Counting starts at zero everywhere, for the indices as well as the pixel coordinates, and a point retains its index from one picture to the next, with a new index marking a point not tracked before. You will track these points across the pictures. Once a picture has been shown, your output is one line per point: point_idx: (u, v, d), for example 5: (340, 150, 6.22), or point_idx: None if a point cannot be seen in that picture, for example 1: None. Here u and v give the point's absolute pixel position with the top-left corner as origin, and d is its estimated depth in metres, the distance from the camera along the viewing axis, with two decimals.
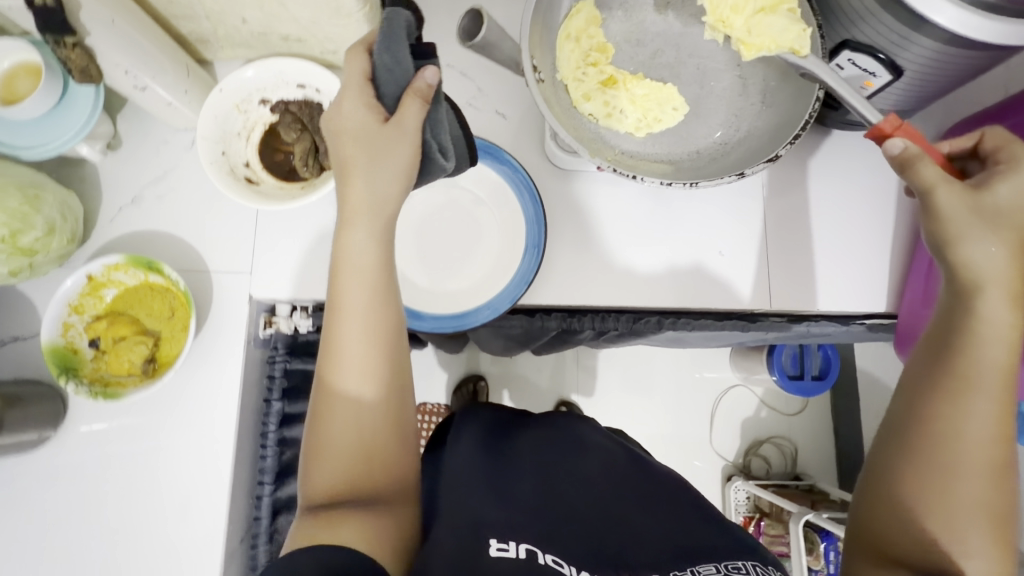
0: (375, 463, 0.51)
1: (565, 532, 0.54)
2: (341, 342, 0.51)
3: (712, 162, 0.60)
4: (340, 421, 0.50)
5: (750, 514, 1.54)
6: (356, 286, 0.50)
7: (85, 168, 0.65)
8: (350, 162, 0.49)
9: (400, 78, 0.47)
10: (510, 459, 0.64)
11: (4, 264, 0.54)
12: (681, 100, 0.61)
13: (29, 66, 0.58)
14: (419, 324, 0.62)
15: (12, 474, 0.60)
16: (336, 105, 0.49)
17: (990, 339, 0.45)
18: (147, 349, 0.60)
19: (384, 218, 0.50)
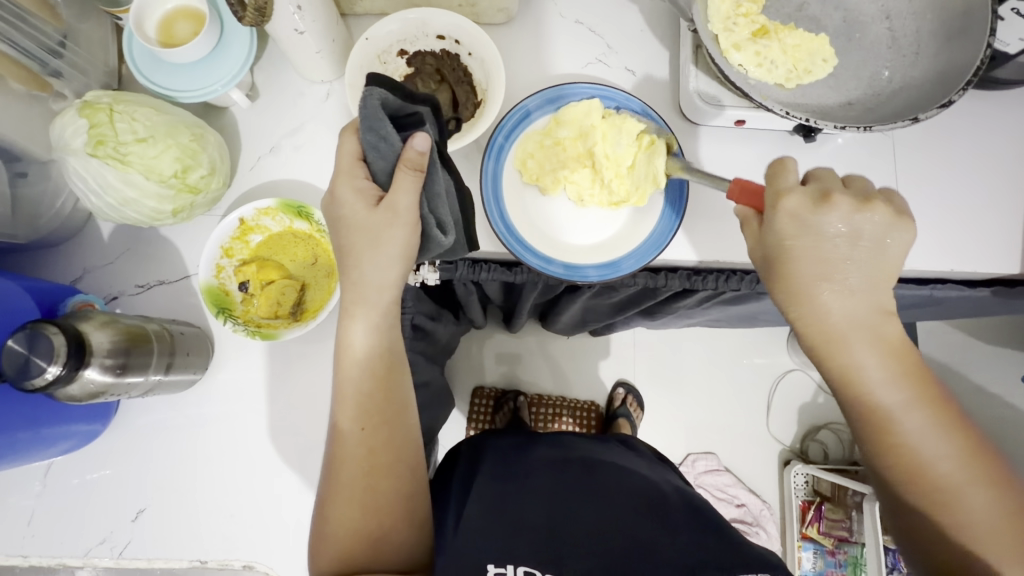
0: (384, 526, 0.56)
1: (564, 551, 0.59)
2: (342, 428, 0.58)
3: (869, 112, 0.60)
4: (345, 495, 0.56)
5: (810, 499, 1.52)
6: (357, 377, 0.57)
7: (226, 117, 0.66)
8: (351, 249, 0.56)
9: (388, 154, 0.51)
10: (521, 474, 0.67)
11: (172, 201, 0.55)
12: (831, 52, 0.61)
13: (188, 10, 0.58)
14: (620, 270, 0.62)
15: (158, 416, 0.61)
16: (332, 195, 0.56)
17: (877, 379, 0.49)
18: (295, 293, 0.61)
19: (382, 305, 0.57)
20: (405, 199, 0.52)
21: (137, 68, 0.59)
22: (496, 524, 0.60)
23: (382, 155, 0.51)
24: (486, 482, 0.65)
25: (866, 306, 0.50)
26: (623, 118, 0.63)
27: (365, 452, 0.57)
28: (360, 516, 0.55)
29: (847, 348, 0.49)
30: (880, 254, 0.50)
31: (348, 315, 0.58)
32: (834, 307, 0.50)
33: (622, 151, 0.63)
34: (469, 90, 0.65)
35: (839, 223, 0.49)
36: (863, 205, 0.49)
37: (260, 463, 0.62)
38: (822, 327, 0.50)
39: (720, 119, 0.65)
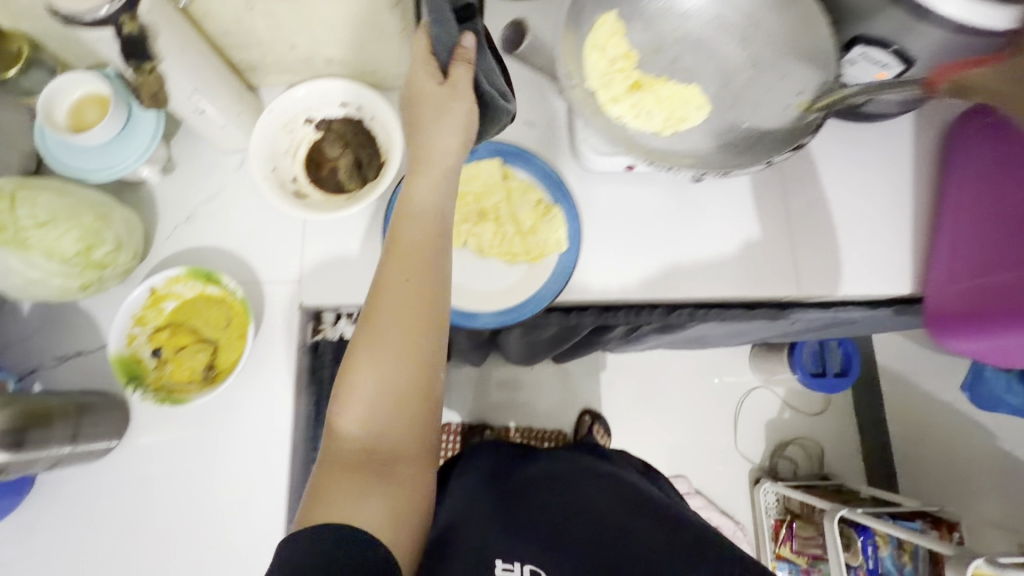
0: (397, 436, 0.54)
1: (561, 538, 0.66)
2: (377, 311, 0.55)
3: (741, 154, 0.62)
4: (373, 369, 0.53)
5: (781, 517, 1.52)
6: (412, 228, 0.56)
7: (142, 190, 0.69)
8: (417, 126, 0.57)
9: (444, 42, 0.53)
10: (511, 490, 0.76)
11: (78, 278, 0.57)
12: (703, 99, 0.65)
13: (96, 96, 0.62)
14: (476, 320, 0.66)
15: (77, 485, 0.63)
16: (409, 79, 0.57)
17: None
18: (207, 356, 0.63)
19: (438, 188, 0.57)
20: (465, 82, 0.55)
21: (49, 151, 0.62)
22: (495, 526, 0.69)
23: (442, 42, 0.53)
24: (480, 492, 0.76)
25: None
26: (524, 183, 0.69)
27: (399, 355, 0.54)
28: (373, 418, 0.54)
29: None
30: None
31: (413, 167, 0.57)
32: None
33: (523, 212, 0.68)
34: (373, 152, 0.69)
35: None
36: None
37: (179, 524, 0.63)
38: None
39: (611, 165, 0.69)
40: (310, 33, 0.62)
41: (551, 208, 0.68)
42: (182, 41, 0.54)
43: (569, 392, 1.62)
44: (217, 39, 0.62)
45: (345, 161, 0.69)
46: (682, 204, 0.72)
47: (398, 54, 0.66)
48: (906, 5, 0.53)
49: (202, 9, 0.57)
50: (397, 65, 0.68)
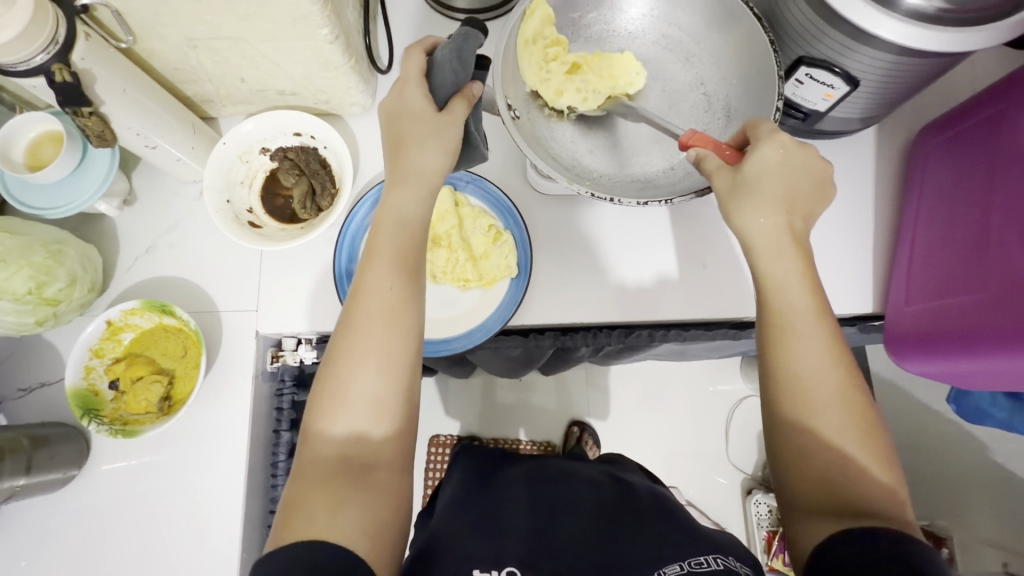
0: (378, 450, 0.51)
1: (544, 544, 0.63)
2: (358, 318, 0.52)
3: (687, 177, 0.62)
4: (356, 379, 0.51)
5: (774, 529, 1.49)
6: (393, 237, 0.54)
7: (104, 223, 0.71)
8: (402, 137, 0.54)
9: (453, 79, 0.53)
10: (493, 495, 0.73)
11: (31, 315, 0.59)
12: (640, 64, 0.65)
13: (52, 134, 0.64)
14: None
15: (40, 514, 0.64)
16: (398, 92, 0.55)
17: (793, 303, 0.51)
18: (162, 387, 0.64)
19: (427, 191, 0.55)
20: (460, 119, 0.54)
21: (6, 185, 0.63)
22: (475, 529, 0.66)
23: (453, 77, 0.52)
24: (460, 498, 0.73)
25: (792, 248, 0.52)
26: (476, 210, 0.69)
27: (384, 366, 0.51)
28: (353, 428, 0.51)
29: (762, 267, 0.52)
30: (793, 169, 0.52)
31: (393, 173, 0.55)
32: (754, 229, 0.52)
33: (475, 238, 0.68)
34: (327, 180, 0.70)
35: (764, 214, 0.51)
36: (790, 146, 0.52)
37: (138, 553, 0.64)
38: (776, 290, 0.52)
39: (562, 188, 0.69)
40: (256, 67, 0.63)
41: (501, 236, 0.68)
42: (124, 82, 0.55)
43: (558, 405, 1.62)
44: (167, 75, 0.64)
45: (299, 190, 0.70)
46: (636, 225, 0.72)
47: (347, 84, 0.67)
48: (844, 24, 0.53)
49: (146, 49, 0.59)
50: (347, 94, 0.69)
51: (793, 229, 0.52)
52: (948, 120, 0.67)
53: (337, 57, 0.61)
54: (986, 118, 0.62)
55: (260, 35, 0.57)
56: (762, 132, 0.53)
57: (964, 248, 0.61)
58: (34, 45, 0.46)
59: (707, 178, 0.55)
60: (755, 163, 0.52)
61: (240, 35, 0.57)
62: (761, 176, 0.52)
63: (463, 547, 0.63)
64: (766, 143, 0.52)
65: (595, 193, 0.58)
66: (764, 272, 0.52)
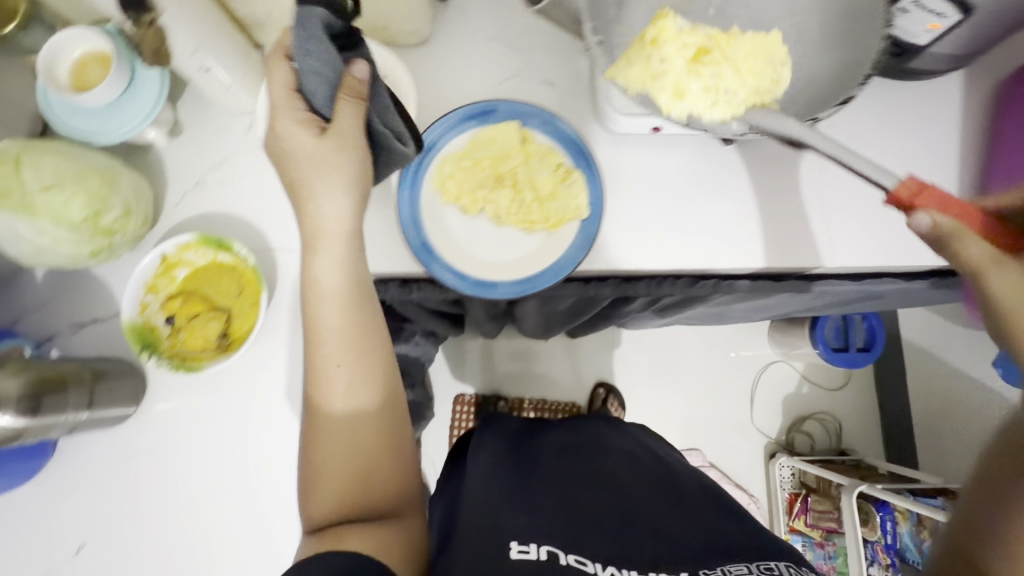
0: (367, 486, 0.56)
1: (586, 526, 0.61)
2: (322, 373, 0.57)
3: (774, 113, 0.58)
4: (331, 438, 0.56)
5: (797, 491, 1.51)
6: (329, 310, 0.56)
7: (151, 155, 0.67)
8: (299, 182, 0.55)
9: (327, 80, 0.50)
10: (528, 464, 0.71)
11: (87, 245, 0.56)
12: (784, 53, 0.57)
13: (97, 54, 0.60)
14: (491, 292, 0.63)
15: (95, 452, 0.63)
16: (271, 131, 0.54)
17: None
18: (220, 325, 0.62)
19: (344, 241, 0.56)
20: (349, 122, 0.53)
21: (54, 113, 0.60)
22: (510, 499, 0.63)
23: (320, 81, 0.50)
24: (493, 465, 0.70)
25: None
26: (545, 147, 0.65)
27: (353, 416, 0.57)
28: (345, 473, 0.56)
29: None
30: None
31: (308, 230, 0.56)
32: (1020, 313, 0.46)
33: (543, 178, 0.65)
34: None
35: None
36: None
37: (196, 494, 0.63)
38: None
39: (636, 128, 0.65)
40: None
41: (572, 175, 0.64)
42: None
43: (584, 366, 1.61)
44: None
45: None
46: (707, 170, 0.68)
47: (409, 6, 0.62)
48: None
49: None
50: (407, 20, 0.64)
51: None
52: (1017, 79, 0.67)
53: None
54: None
55: None
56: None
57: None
58: None
59: (948, 253, 0.49)
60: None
61: None
62: None
63: (500, 521, 0.60)
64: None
65: (693, 126, 0.58)
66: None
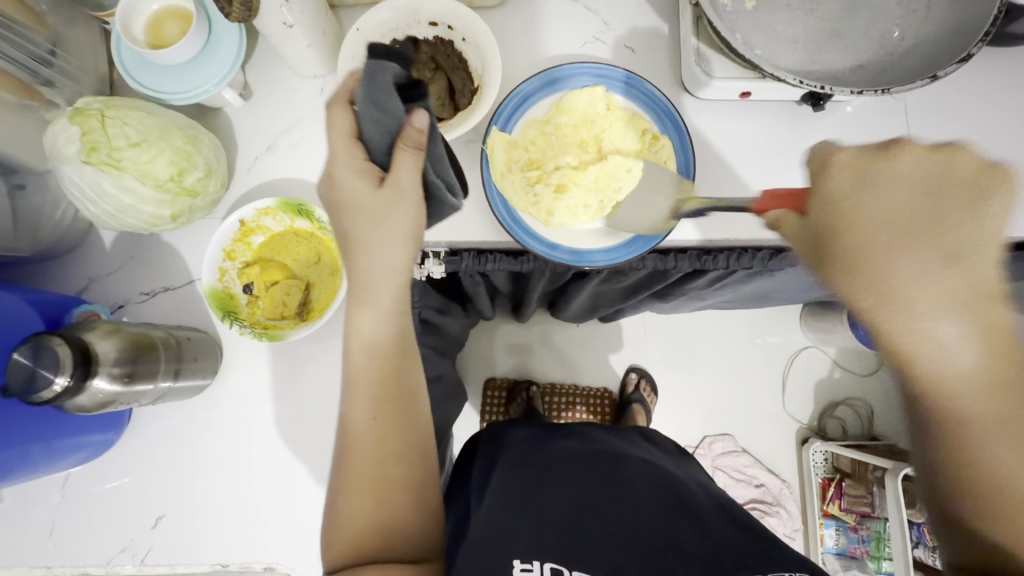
0: (387, 531, 0.51)
1: (592, 542, 0.58)
2: (352, 418, 0.53)
3: (884, 73, 0.57)
4: (354, 484, 0.52)
5: (830, 476, 1.50)
6: (365, 364, 0.53)
7: (221, 118, 0.65)
8: (351, 235, 0.52)
9: (386, 129, 0.46)
10: (544, 468, 0.68)
11: (170, 206, 0.54)
12: (603, 93, 0.63)
13: (174, 11, 0.57)
14: (631, 252, 0.62)
15: (169, 424, 0.61)
16: (329, 178, 0.51)
17: (973, 380, 0.42)
18: (299, 293, 0.60)
19: (391, 293, 0.53)
20: (409, 178, 0.49)
21: (127, 70, 0.58)
22: (519, 515, 0.60)
23: (380, 124, 0.46)
24: (503, 472, 0.67)
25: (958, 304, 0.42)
26: (628, 112, 0.63)
27: (378, 454, 0.53)
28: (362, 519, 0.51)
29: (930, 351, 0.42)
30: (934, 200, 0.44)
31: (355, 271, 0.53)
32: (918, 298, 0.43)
33: (628, 145, 0.63)
34: (465, 77, 0.64)
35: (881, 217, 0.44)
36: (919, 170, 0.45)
37: (274, 467, 0.62)
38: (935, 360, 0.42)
39: (724, 93, 0.63)
40: None
41: (659, 138, 0.62)
42: None
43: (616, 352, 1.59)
44: None
45: (437, 86, 0.64)
46: (793, 139, 0.66)
47: None
48: None
49: None
50: None
51: (965, 276, 0.42)
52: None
53: None
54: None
55: None
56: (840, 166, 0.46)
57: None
58: None
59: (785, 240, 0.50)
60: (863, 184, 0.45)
61: None
62: (860, 209, 0.45)
63: (501, 535, 0.58)
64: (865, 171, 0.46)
65: (805, 82, 0.56)
66: (928, 343, 0.42)
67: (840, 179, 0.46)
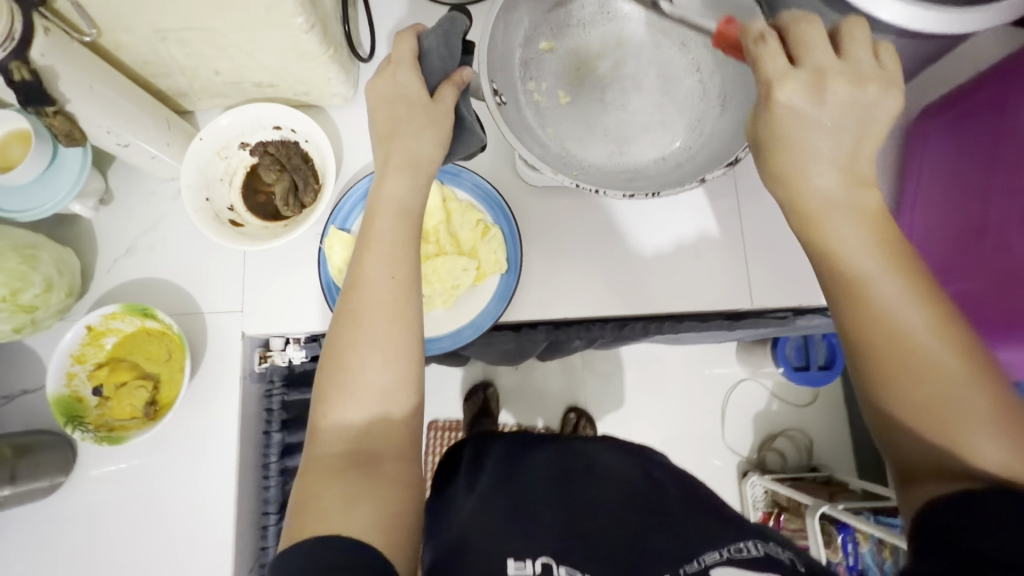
0: (384, 430, 0.49)
1: (584, 530, 0.52)
2: (360, 290, 0.51)
3: (678, 167, 0.59)
4: (364, 371, 0.49)
5: (770, 510, 1.45)
6: (392, 235, 0.53)
7: (81, 224, 0.69)
8: (391, 127, 0.53)
9: (446, 67, 0.53)
10: (525, 472, 0.61)
11: (8, 322, 0.57)
12: (440, 189, 0.67)
13: (20, 132, 0.61)
14: (459, 338, 0.65)
15: (27, 525, 0.64)
16: (388, 74, 0.53)
17: (875, 272, 0.41)
18: (148, 392, 0.63)
19: (422, 168, 0.53)
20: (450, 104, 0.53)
21: None
22: (507, 521, 0.53)
23: (441, 60, 0.53)
24: (488, 481, 0.60)
25: (856, 171, 0.42)
26: (464, 204, 0.67)
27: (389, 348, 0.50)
28: (359, 423, 0.49)
29: (829, 225, 0.42)
30: (870, 112, 0.42)
31: (384, 171, 0.53)
32: (824, 187, 0.42)
33: (463, 235, 0.67)
34: (309, 175, 0.68)
35: (838, 129, 0.41)
36: (860, 84, 0.41)
37: (128, 560, 0.64)
38: (843, 258, 0.42)
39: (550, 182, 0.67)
40: (231, 59, 0.60)
41: (493, 229, 0.66)
42: (90, 79, 0.53)
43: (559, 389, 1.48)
44: (137, 70, 0.61)
45: (281, 186, 0.68)
46: (626, 215, 0.70)
47: (326, 75, 0.64)
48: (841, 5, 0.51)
49: (112, 41, 0.55)
50: (328, 85, 0.66)
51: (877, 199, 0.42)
52: (952, 97, 0.63)
53: (315, 47, 0.58)
54: (1003, 89, 0.58)
55: (231, 24, 0.54)
56: (808, 64, 0.41)
57: (970, 231, 0.61)
58: None
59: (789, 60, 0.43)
60: (828, 107, 0.41)
61: (211, 24, 0.54)
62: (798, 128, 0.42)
63: (489, 543, 0.51)
64: (873, 87, 0.41)
65: (583, 185, 0.56)
66: (836, 234, 0.42)
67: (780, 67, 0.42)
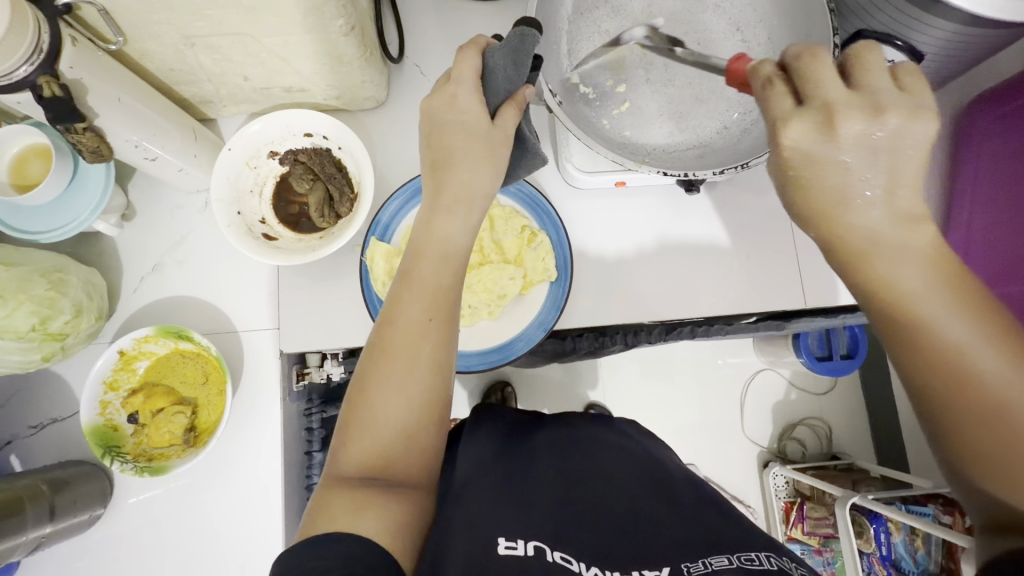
0: (407, 452, 0.45)
1: (583, 522, 0.48)
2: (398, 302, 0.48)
3: (746, 135, 0.56)
4: (392, 386, 0.46)
5: (792, 500, 1.20)
6: (432, 255, 0.50)
7: (103, 241, 0.65)
8: (447, 151, 0.50)
9: (510, 82, 0.48)
10: (523, 453, 0.56)
11: (37, 351, 0.54)
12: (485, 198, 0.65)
13: (39, 148, 0.57)
14: (512, 348, 0.63)
15: (64, 558, 0.61)
16: (450, 96, 0.49)
17: (937, 311, 0.33)
18: (186, 418, 0.60)
19: (473, 199, 0.50)
20: (511, 128, 0.49)
21: None
22: (496, 503, 0.49)
23: (507, 80, 0.48)
24: (483, 454, 0.55)
25: (904, 207, 0.34)
26: (508, 210, 0.65)
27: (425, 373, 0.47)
28: (383, 440, 0.45)
29: (874, 264, 0.34)
30: (898, 145, 0.33)
31: (434, 207, 0.50)
32: (872, 226, 0.34)
33: (509, 242, 0.65)
34: (344, 184, 0.65)
35: (866, 167, 0.33)
36: (877, 115, 0.33)
37: None
38: (898, 300, 0.34)
39: (600, 182, 0.64)
40: (261, 64, 0.56)
41: (541, 235, 0.64)
42: (118, 92, 0.49)
43: (561, 378, 1.21)
44: (161, 77, 0.57)
45: (315, 197, 0.65)
46: (672, 215, 0.67)
47: (360, 78, 0.61)
48: None
49: (138, 49, 0.52)
50: (361, 88, 0.62)
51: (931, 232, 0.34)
52: (999, 94, 0.58)
53: (352, 50, 0.55)
54: None
55: (266, 29, 0.50)
56: (816, 100, 0.33)
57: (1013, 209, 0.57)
58: (15, 55, 0.40)
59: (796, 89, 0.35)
60: (846, 145, 0.33)
61: (245, 29, 0.50)
62: (811, 169, 0.34)
63: (477, 517, 0.47)
64: (893, 117, 0.33)
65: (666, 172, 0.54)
66: (900, 283, 0.34)
67: (791, 111, 0.34)
